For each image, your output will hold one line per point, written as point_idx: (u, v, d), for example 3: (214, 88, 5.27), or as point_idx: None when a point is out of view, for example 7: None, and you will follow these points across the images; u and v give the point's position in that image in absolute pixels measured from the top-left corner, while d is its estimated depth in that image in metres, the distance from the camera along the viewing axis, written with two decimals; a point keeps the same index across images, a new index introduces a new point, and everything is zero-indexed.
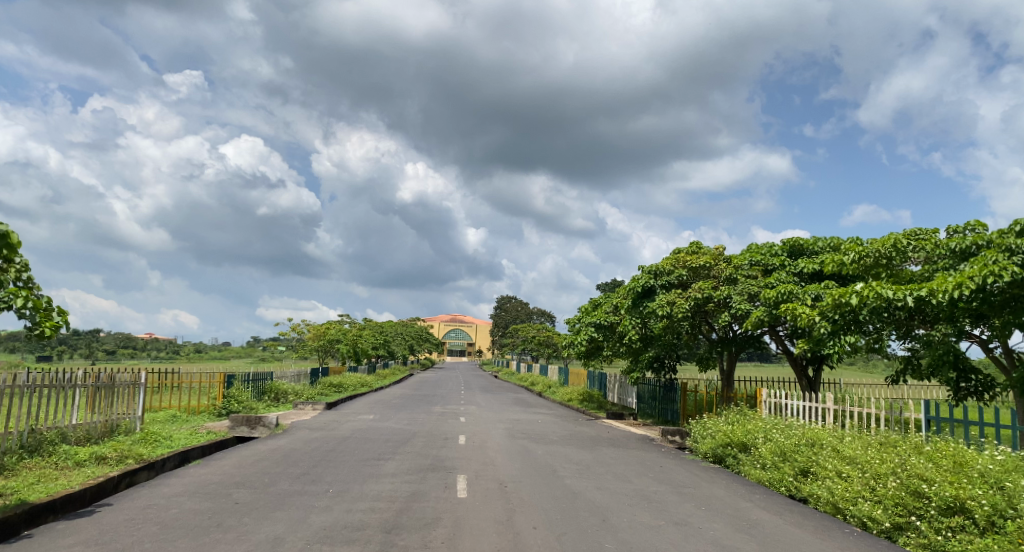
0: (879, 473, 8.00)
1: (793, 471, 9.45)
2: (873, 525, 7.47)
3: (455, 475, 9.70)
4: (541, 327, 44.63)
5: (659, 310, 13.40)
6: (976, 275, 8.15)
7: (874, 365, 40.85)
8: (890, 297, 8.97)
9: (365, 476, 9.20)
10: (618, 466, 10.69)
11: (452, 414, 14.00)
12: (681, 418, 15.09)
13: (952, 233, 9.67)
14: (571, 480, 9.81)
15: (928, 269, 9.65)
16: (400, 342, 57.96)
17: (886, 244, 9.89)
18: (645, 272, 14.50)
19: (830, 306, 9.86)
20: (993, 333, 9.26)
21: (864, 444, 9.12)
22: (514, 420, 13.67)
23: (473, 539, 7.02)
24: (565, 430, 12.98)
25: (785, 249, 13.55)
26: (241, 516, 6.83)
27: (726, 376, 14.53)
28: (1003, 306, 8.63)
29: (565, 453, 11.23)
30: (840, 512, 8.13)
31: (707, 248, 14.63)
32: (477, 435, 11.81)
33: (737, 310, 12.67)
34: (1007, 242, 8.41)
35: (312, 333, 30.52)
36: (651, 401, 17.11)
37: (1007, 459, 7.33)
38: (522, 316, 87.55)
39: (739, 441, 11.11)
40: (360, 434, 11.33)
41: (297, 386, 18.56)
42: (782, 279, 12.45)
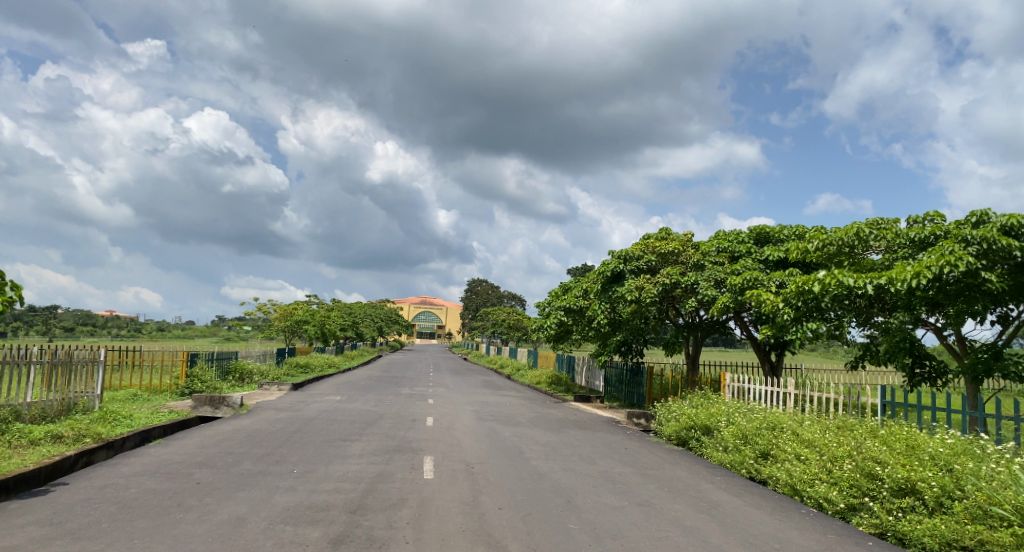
0: (836, 457, 8.26)
1: (753, 453, 9.71)
2: (828, 506, 7.71)
3: (422, 456, 9.73)
4: (512, 311, 44.57)
5: (628, 295, 13.62)
6: (934, 264, 8.42)
7: (834, 349, 42.10)
8: (851, 284, 9.27)
9: (331, 457, 9.17)
10: (584, 447, 10.82)
11: (421, 396, 13.96)
12: (647, 401, 15.31)
13: (912, 223, 9.89)
14: (537, 462, 9.92)
15: (888, 258, 9.89)
16: (368, 324, 57.44)
17: (849, 232, 10.06)
18: (615, 257, 14.65)
19: (793, 293, 10.15)
20: (947, 321, 9.52)
21: (823, 427, 9.38)
22: (483, 402, 13.70)
23: (439, 520, 7.06)
24: (533, 413, 13.05)
25: (752, 236, 13.77)
26: (203, 497, 6.76)
27: (692, 360, 14.77)
28: (958, 295, 8.95)
29: (532, 435, 11.31)
30: (798, 493, 8.37)
31: (677, 234, 14.78)
32: (445, 417, 11.82)
33: (703, 296, 12.88)
34: (964, 232, 8.62)
35: (278, 314, 30.21)
36: (618, 384, 17.32)
37: (957, 442, 7.65)
38: (493, 299, 87.27)
39: (702, 424, 11.34)
40: (326, 415, 11.23)
41: (262, 366, 18.34)
42: (747, 266, 12.67)
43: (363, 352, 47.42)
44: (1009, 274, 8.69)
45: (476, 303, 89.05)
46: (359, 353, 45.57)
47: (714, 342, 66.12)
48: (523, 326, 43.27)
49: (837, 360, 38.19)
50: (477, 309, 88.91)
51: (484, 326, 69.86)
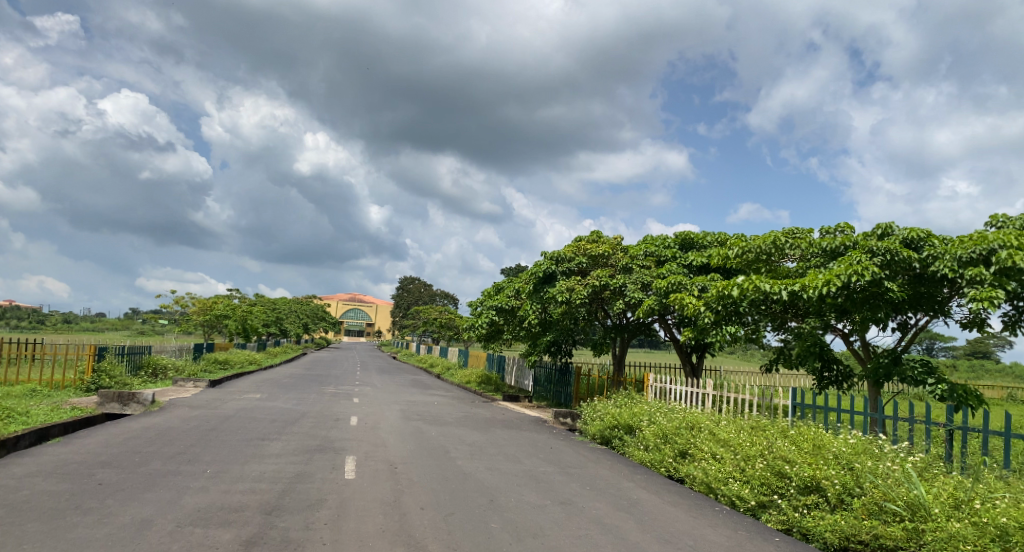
0: (749, 456, 8.60)
1: (672, 452, 10.01)
2: (740, 503, 8.03)
3: (344, 456, 9.55)
4: (444, 311, 44.41)
5: (559, 296, 13.79)
6: (843, 273, 8.91)
7: (751, 353, 43.51)
8: (767, 290, 9.69)
9: (248, 457, 8.86)
10: (510, 447, 10.87)
11: (345, 395, 13.68)
12: (573, 400, 15.54)
13: (824, 233, 10.40)
14: (462, 462, 9.89)
15: (802, 266, 10.38)
16: (293, 321, 55.94)
17: (767, 240, 10.53)
18: (547, 258, 14.82)
19: (714, 297, 10.55)
20: (854, 327, 10.06)
21: (738, 427, 9.76)
22: (410, 402, 13.56)
23: (358, 521, 6.95)
24: (460, 412, 13.02)
25: (677, 241, 14.19)
26: (104, 498, 6.41)
27: (619, 361, 15.09)
28: (864, 302, 9.48)
29: (458, 434, 11.27)
30: (713, 491, 8.68)
31: (607, 238, 15.07)
32: (370, 416, 11.63)
33: (630, 298, 13.19)
34: (870, 243, 9.13)
35: (196, 308, 29.06)
36: (547, 384, 17.51)
37: (859, 442, 8.11)
38: (424, 297, 86.12)
39: (626, 423, 11.60)
40: (245, 413, 10.86)
41: (178, 362, 17.58)
42: (673, 270, 13.04)
43: (287, 349, 46.14)
44: (909, 283, 9.25)
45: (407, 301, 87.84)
46: (284, 350, 44.33)
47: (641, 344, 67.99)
48: (455, 326, 43.06)
49: (753, 363, 39.87)
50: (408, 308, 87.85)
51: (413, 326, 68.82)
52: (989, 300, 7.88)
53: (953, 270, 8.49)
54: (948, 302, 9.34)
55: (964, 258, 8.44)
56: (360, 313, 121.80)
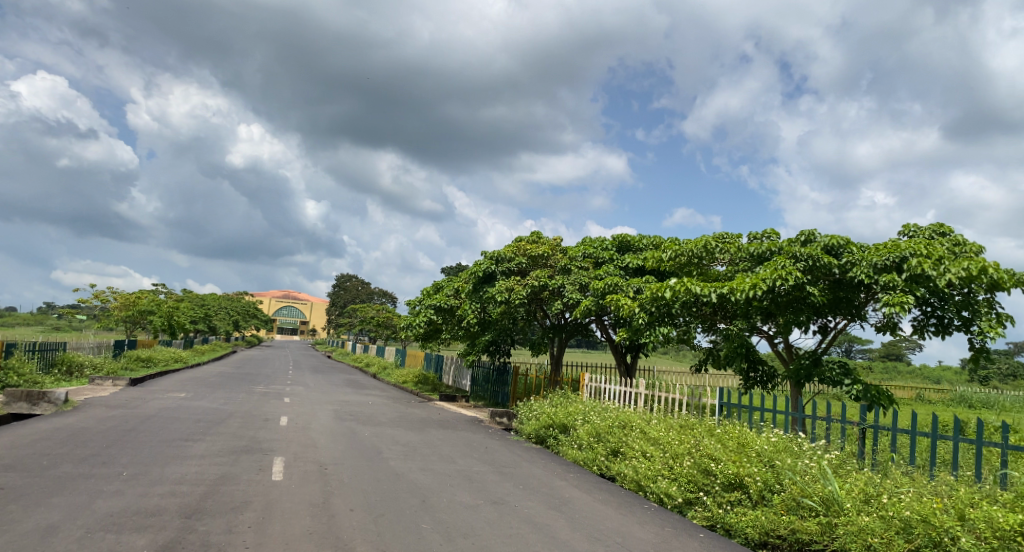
0: (677, 453, 8.82)
1: (605, 451, 10.17)
2: (668, 500, 8.23)
3: (272, 457, 9.30)
4: (381, 309, 43.85)
5: (498, 296, 13.81)
6: (768, 277, 9.24)
7: (685, 353, 44.58)
8: (698, 292, 9.96)
9: (168, 459, 8.52)
10: (444, 447, 10.81)
11: (276, 394, 13.33)
12: (511, 400, 15.60)
13: (752, 238, 10.77)
14: (395, 462, 9.78)
15: (731, 270, 10.73)
16: (224, 318, 54.16)
17: (699, 244, 10.84)
18: (487, 257, 14.84)
19: (648, 299, 10.77)
20: (778, 329, 10.46)
21: (668, 426, 10.00)
22: (343, 402, 13.32)
23: (283, 524, 6.78)
24: (395, 412, 12.87)
25: (615, 243, 14.43)
26: (6, 504, 6.03)
27: (556, 361, 15.23)
28: (787, 306, 9.86)
29: (392, 434, 11.13)
30: (642, 489, 8.87)
31: (547, 239, 15.19)
32: (301, 416, 11.35)
33: (569, 298, 13.35)
34: (794, 249, 9.51)
35: (118, 303, 27.79)
36: (484, 384, 17.52)
37: (780, 440, 8.44)
38: (362, 295, 84.78)
39: (560, 422, 11.72)
40: (167, 413, 10.44)
41: (96, 359, 16.74)
42: (610, 272, 13.26)
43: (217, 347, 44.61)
44: (829, 288, 9.67)
45: (344, 299, 86.18)
46: (213, 348, 42.83)
47: (579, 344, 68.97)
48: (392, 325, 42.55)
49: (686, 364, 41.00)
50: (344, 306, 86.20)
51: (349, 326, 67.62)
52: (900, 305, 8.31)
53: (869, 276, 8.91)
54: (864, 306, 9.81)
55: (879, 265, 8.88)
56: (294, 309, 118.92)
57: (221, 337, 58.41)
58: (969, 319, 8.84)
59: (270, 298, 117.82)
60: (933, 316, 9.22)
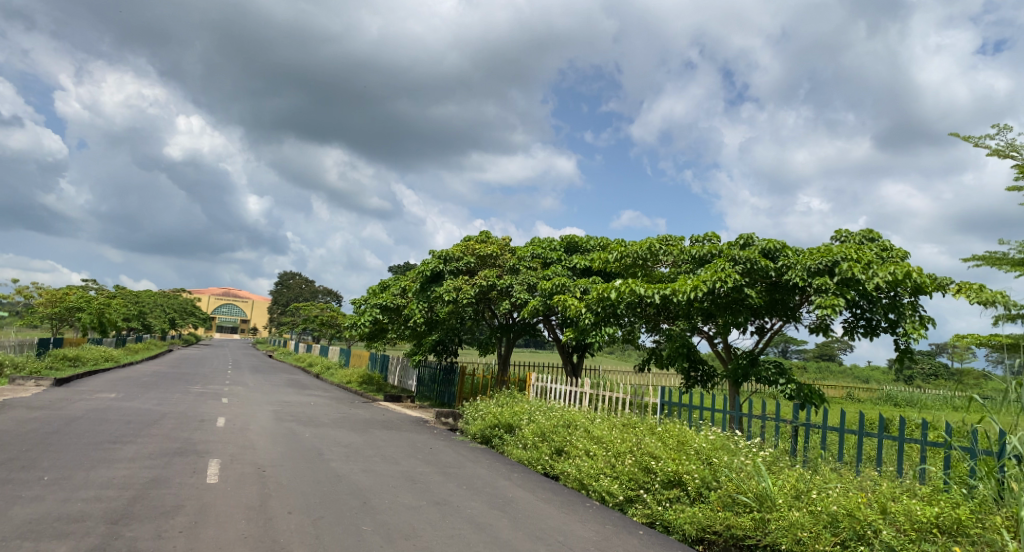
0: (619, 452, 8.95)
1: (549, 450, 10.23)
2: (609, 498, 8.34)
3: (207, 459, 9.01)
4: (326, 307, 43.04)
5: (446, 295, 13.73)
6: (708, 279, 9.46)
7: (629, 353, 45.33)
8: (642, 294, 10.12)
9: (95, 462, 8.16)
10: (388, 448, 10.69)
11: (213, 395, 12.92)
12: (457, 400, 15.55)
13: (694, 241, 11.02)
14: (336, 464, 9.62)
15: (674, 272, 10.94)
16: (160, 315, 52.26)
17: (643, 246, 11.02)
18: (435, 256, 14.75)
19: (594, 299, 10.89)
20: (717, 330, 10.72)
21: (611, 425, 10.14)
22: (284, 402, 13.02)
23: (217, 528, 6.57)
24: (338, 413, 12.65)
25: (563, 244, 14.54)
26: None
27: (503, 361, 15.24)
28: (727, 307, 10.12)
29: (333, 436, 10.94)
30: (585, 487, 8.96)
31: (496, 238, 15.19)
32: (239, 417, 11.04)
33: (517, 298, 13.39)
34: (734, 252, 9.76)
35: (43, 299, 26.33)
36: (431, 384, 17.42)
37: (718, 438, 8.65)
38: (306, 293, 83.48)
39: (506, 422, 11.74)
40: (94, 415, 9.99)
41: (17, 358, 15.91)
42: (557, 272, 13.36)
43: (151, 345, 43.01)
44: (766, 291, 9.97)
45: (287, 297, 84.39)
46: (147, 346, 41.32)
47: (521, 344, 68.92)
48: (337, 324, 41.94)
49: (631, 364, 41.70)
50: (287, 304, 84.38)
51: (291, 324, 66.34)
52: (831, 307, 8.64)
53: (803, 279, 9.23)
54: (798, 308, 10.15)
55: (812, 269, 9.20)
56: (233, 307, 115.50)
57: (157, 336, 56.28)
58: (895, 321, 9.25)
59: (208, 296, 114.02)
60: (862, 318, 9.60)
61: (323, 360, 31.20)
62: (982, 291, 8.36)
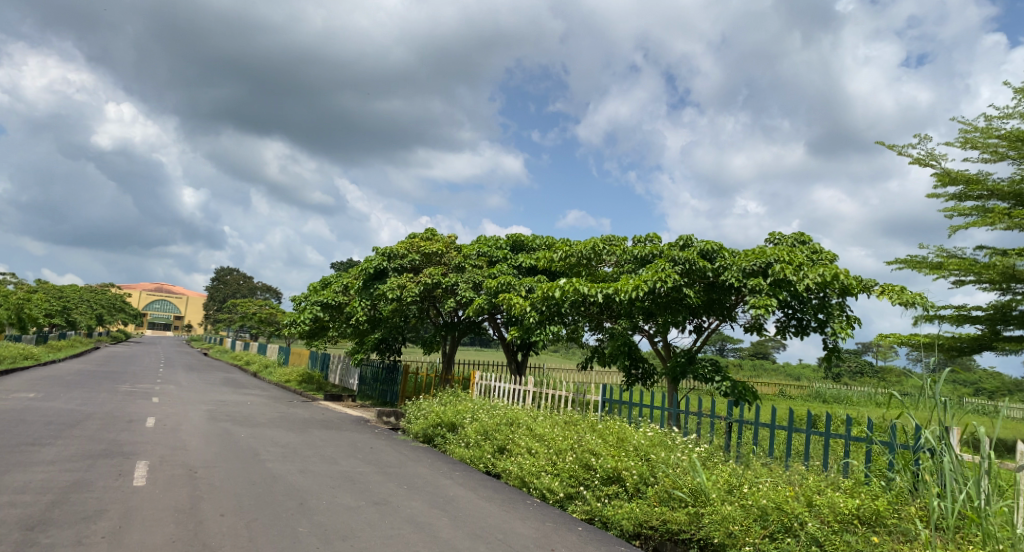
0: (560, 449, 9.03)
1: (491, 448, 10.23)
2: (550, 495, 8.39)
3: (134, 461, 8.65)
4: (265, 304, 41.92)
5: (389, 293, 13.56)
6: (649, 279, 9.63)
7: (571, 351, 45.83)
8: (585, 293, 10.23)
9: (10, 466, 7.72)
10: (327, 448, 10.49)
11: (142, 394, 12.40)
12: (400, 399, 15.39)
13: (636, 241, 11.20)
14: (273, 464, 9.38)
15: (617, 271, 11.10)
16: (85, 312, 49.82)
17: (588, 246, 11.16)
18: (379, 253, 14.55)
19: (539, 298, 10.96)
20: (657, 328, 10.93)
21: (553, 422, 10.21)
22: (220, 402, 12.62)
23: (143, 532, 6.31)
24: (275, 412, 12.34)
25: (508, 243, 14.56)
26: None
27: (447, 359, 15.17)
28: (667, 306, 10.32)
29: (270, 435, 10.67)
30: (526, 485, 9.00)
31: (441, 236, 15.09)
32: (169, 417, 10.64)
33: (462, 297, 13.35)
34: (674, 253, 9.97)
35: None
36: (373, 383, 17.19)
37: (656, 434, 8.82)
38: (245, 290, 81.34)
39: (448, 421, 11.68)
40: (10, 416, 9.44)
41: None
42: (503, 271, 13.38)
43: (75, 343, 40.99)
44: (704, 291, 10.22)
45: (224, 293, 81.92)
46: (71, 344, 39.34)
47: (465, 342, 68.87)
48: (275, 321, 40.97)
49: (572, 362, 42.18)
50: (225, 300, 81.87)
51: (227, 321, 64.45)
52: (764, 307, 8.93)
53: (738, 280, 9.51)
54: (734, 308, 10.45)
55: (747, 270, 9.49)
56: (166, 303, 111.04)
57: (82, 333, 53.75)
58: (824, 320, 9.63)
59: (139, 291, 109.14)
60: (793, 317, 9.95)
61: (261, 358, 30.41)
62: (903, 293, 8.79)
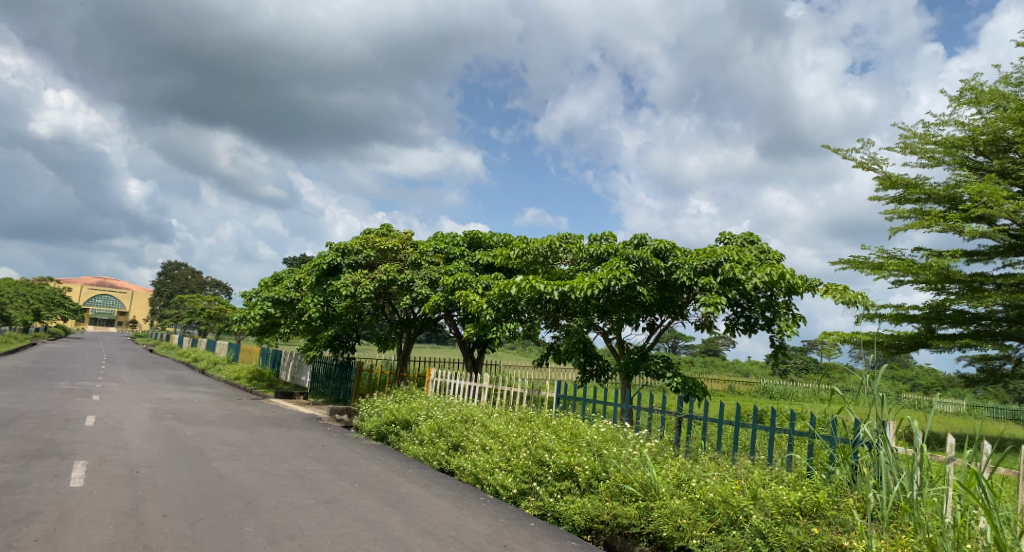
0: (514, 445, 9.05)
1: (445, 445, 10.18)
2: (503, 491, 8.40)
3: (72, 461, 8.32)
4: (214, 300, 40.86)
5: (343, 289, 13.37)
6: (604, 277, 9.72)
7: (525, 348, 46.02)
8: (542, 290, 10.28)
9: None
10: (277, 446, 10.29)
11: (82, 391, 11.95)
12: (353, 397, 15.19)
13: (592, 240, 11.29)
14: (220, 463, 9.15)
15: (573, 269, 11.18)
16: (21, 306, 47.71)
17: (544, 244, 11.21)
18: (333, 249, 14.33)
19: (495, 295, 10.96)
20: (612, 326, 11.05)
21: (508, 419, 10.23)
22: (165, 399, 12.25)
23: (79, 534, 6.08)
24: (223, 410, 12.04)
25: (465, 240, 14.51)
26: None
27: (402, 356, 15.04)
28: (621, 304, 10.44)
29: (218, 434, 10.40)
30: (479, 482, 8.98)
31: (397, 232, 14.95)
32: (111, 416, 10.28)
33: (417, 293, 13.25)
34: (629, 251, 10.09)
35: None
36: (326, 380, 16.94)
37: (609, 430, 8.92)
38: (194, 285, 79.14)
39: (402, 418, 11.58)
40: None
41: None
42: (460, 268, 13.33)
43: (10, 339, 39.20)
44: (657, 289, 10.38)
45: (171, 288, 79.50)
46: (6, 340, 37.57)
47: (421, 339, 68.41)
48: (225, 317, 39.96)
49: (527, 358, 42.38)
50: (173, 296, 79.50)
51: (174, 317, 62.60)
52: (714, 305, 9.11)
53: (690, 278, 9.68)
54: (686, 306, 10.64)
55: (699, 268, 9.67)
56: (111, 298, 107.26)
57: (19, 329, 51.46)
58: (771, 319, 9.89)
59: (81, 286, 105.02)
60: (742, 316, 10.19)
61: (209, 355, 29.63)
62: (846, 292, 9.08)
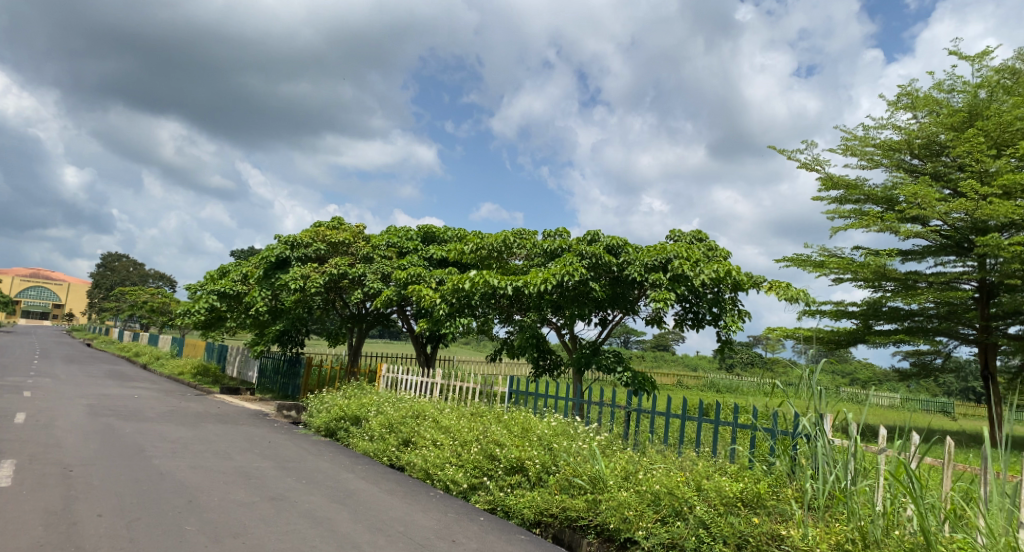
0: (465, 440, 9.02)
1: (396, 441, 10.08)
2: (453, 487, 8.37)
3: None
4: (157, 293, 39.54)
5: (292, 283, 13.10)
6: (557, 273, 9.77)
7: (478, 342, 46.01)
8: (495, 285, 10.27)
9: None
10: (221, 443, 10.03)
11: (13, 388, 11.41)
12: (302, 392, 14.92)
13: (546, 235, 11.33)
14: (160, 461, 8.86)
15: (526, 264, 11.20)
16: None
17: (498, 239, 11.21)
18: (282, 242, 14.03)
19: (449, 290, 10.91)
20: (564, 321, 11.11)
21: (459, 414, 10.19)
22: (102, 396, 11.80)
23: (5, 536, 5.80)
24: (165, 406, 11.67)
25: (419, 234, 14.39)
26: None
27: (353, 351, 14.85)
28: (574, 299, 10.51)
29: (158, 431, 10.07)
30: (429, 477, 8.93)
31: (349, 225, 14.73)
32: (43, 413, 9.83)
33: (369, 288, 13.08)
34: (581, 247, 10.16)
35: None
36: (274, 376, 16.58)
37: (559, 424, 8.97)
38: (136, 278, 76.43)
39: (352, 414, 11.42)
40: None
41: None
42: (413, 262, 13.22)
43: None
44: (609, 285, 10.48)
45: (111, 281, 76.53)
46: None
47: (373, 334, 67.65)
48: (168, 311, 38.70)
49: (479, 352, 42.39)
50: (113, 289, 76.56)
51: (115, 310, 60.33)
52: (663, 301, 9.26)
53: (640, 274, 9.80)
54: (637, 302, 10.78)
55: (649, 264, 9.81)
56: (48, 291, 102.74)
57: None
58: (718, 314, 10.11)
59: (15, 278, 100.24)
60: (690, 311, 10.39)
61: (151, 350, 28.67)
62: (789, 289, 9.35)
